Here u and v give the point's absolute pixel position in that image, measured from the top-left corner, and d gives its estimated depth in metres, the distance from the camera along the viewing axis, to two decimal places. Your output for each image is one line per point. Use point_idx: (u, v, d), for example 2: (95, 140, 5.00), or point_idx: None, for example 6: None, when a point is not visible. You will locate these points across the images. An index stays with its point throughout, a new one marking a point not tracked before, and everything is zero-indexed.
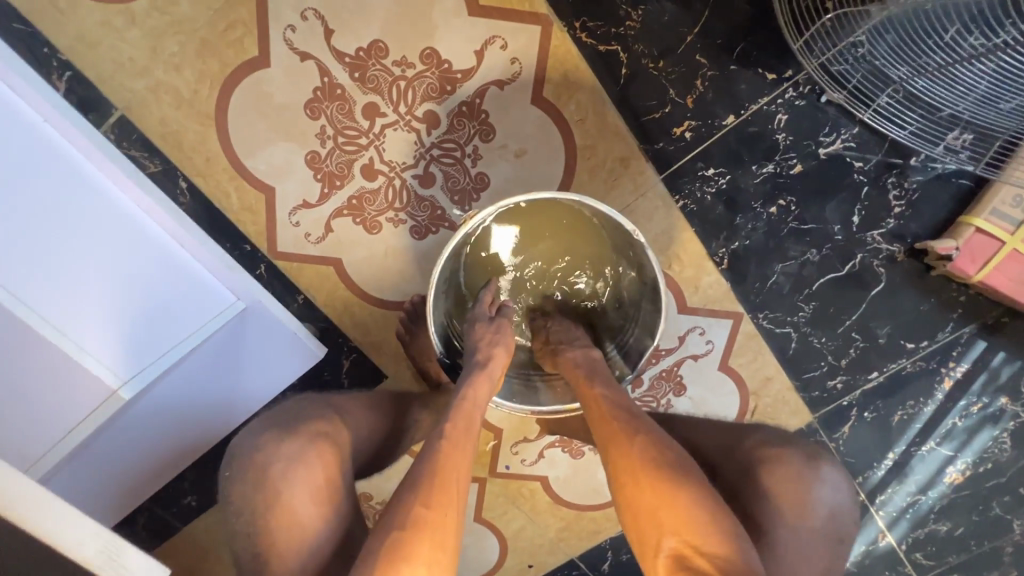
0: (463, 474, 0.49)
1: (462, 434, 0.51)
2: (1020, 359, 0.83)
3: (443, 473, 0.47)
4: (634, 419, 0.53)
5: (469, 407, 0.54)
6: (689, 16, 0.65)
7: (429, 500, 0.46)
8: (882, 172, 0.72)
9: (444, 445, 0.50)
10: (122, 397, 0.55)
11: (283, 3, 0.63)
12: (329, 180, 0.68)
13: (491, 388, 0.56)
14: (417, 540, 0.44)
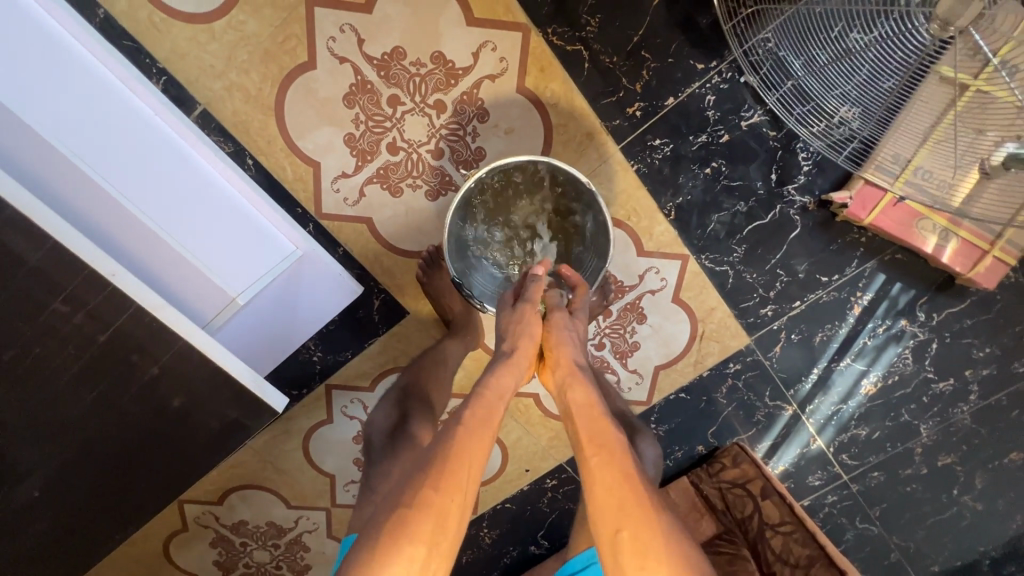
0: (473, 469, 0.58)
1: (478, 425, 0.62)
2: (914, 288, 1.04)
3: (452, 463, 0.57)
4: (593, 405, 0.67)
5: (490, 396, 0.65)
6: (638, 21, 0.85)
7: (439, 486, 0.55)
8: (790, 139, 0.92)
9: (461, 434, 0.60)
10: (239, 303, 0.80)
11: (325, 19, 0.82)
12: (362, 155, 0.88)
13: (513, 378, 0.69)
14: (421, 518, 0.53)
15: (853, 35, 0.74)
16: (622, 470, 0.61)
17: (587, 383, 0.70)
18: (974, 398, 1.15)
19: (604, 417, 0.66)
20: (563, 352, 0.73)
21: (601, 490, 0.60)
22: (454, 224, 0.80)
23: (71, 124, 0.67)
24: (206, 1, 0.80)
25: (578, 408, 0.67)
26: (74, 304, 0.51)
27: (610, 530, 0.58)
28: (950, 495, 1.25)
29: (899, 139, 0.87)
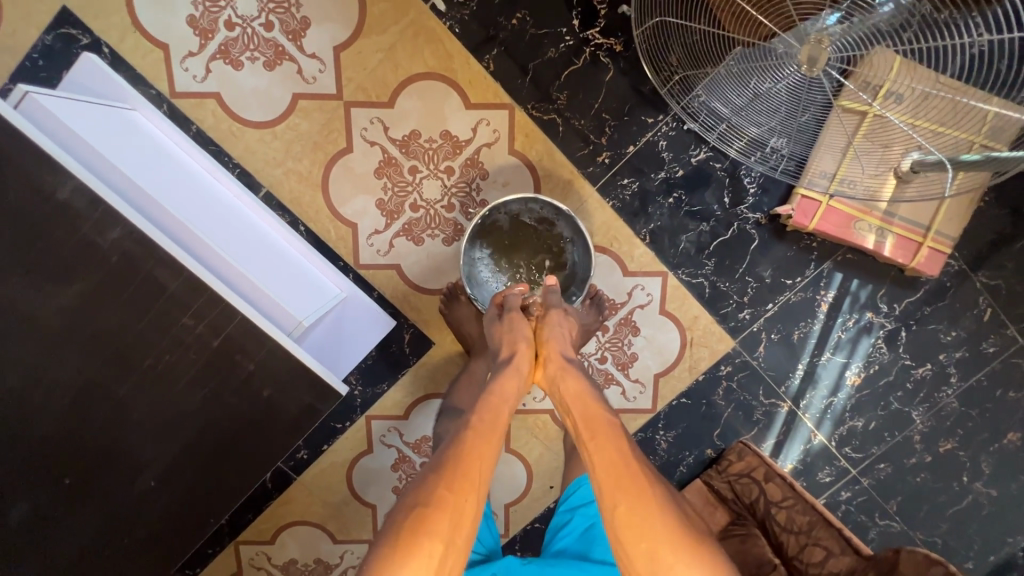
0: (481, 472, 0.68)
1: (488, 432, 0.71)
2: (871, 283, 1.19)
3: (465, 465, 0.67)
4: (584, 392, 0.80)
5: (495, 400, 0.76)
6: (598, 91, 1.08)
7: (455, 486, 0.65)
8: (735, 168, 1.12)
9: (471, 436, 0.70)
10: (304, 327, 0.87)
11: (359, 116, 1.06)
12: (390, 215, 1.10)
13: (515, 380, 0.81)
14: (440, 515, 0.62)
15: (760, 85, 0.92)
16: (614, 444, 0.71)
17: (576, 373, 0.82)
18: (956, 381, 1.25)
19: (593, 401, 0.78)
20: (555, 348, 0.86)
21: (598, 461, 0.70)
22: (469, 243, 1.01)
23: (180, 197, 0.87)
24: (270, 111, 1.05)
25: (570, 395, 0.80)
26: (197, 318, 0.69)
27: (609, 497, 0.67)
28: (959, 482, 1.30)
29: (824, 151, 1.04)
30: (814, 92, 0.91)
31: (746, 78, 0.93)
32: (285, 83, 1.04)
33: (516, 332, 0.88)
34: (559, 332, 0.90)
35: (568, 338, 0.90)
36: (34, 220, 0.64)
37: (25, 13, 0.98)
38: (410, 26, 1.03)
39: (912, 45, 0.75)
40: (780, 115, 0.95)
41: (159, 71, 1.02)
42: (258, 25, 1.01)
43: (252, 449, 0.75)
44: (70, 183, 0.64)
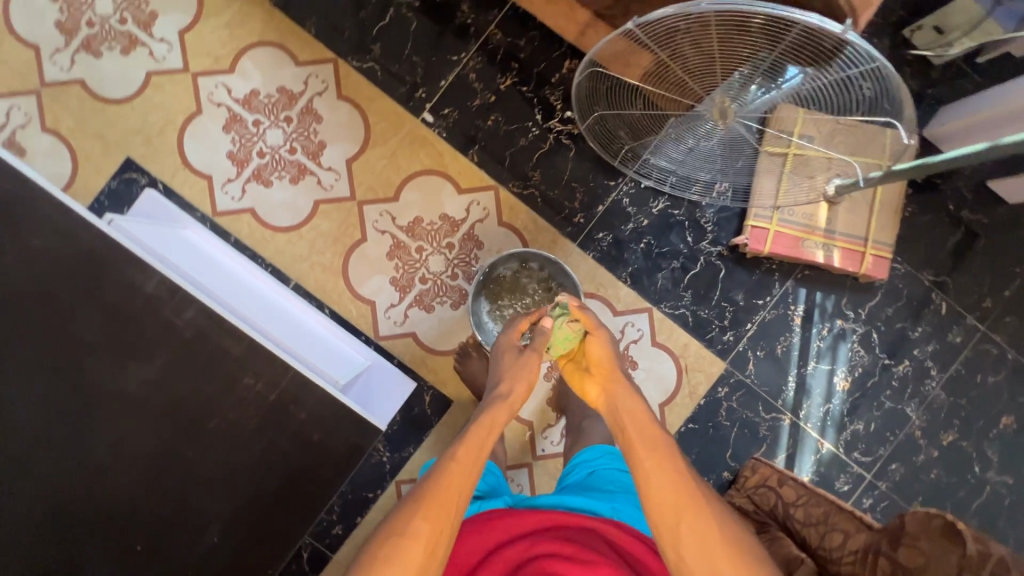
0: (461, 501, 0.69)
1: (466, 462, 0.72)
2: (833, 293, 1.34)
3: (442, 496, 0.68)
4: (643, 413, 0.80)
5: (483, 429, 0.77)
6: (564, 163, 1.29)
7: (429, 517, 0.66)
8: (692, 212, 1.31)
9: (453, 467, 0.71)
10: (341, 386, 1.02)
11: (370, 210, 1.27)
12: (403, 289, 1.27)
13: (507, 412, 0.82)
14: (413, 545, 0.64)
15: (691, 140, 1.13)
16: (675, 470, 0.72)
17: (637, 394, 0.83)
18: (936, 372, 1.35)
19: (653, 424, 0.78)
20: (610, 365, 0.88)
21: (662, 487, 0.71)
22: (475, 297, 1.18)
23: (217, 289, 1.01)
24: (296, 216, 1.25)
25: (630, 416, 0.79)
26: (256, 377, 0.82)
27: (674, 522, 0.68)
28: (971, 473, 1.35)
29: (763, 180, 1.24)
30: (743, 139, 1.12)
31: (678, 137, 1.14)
32: (307, 193, 1.25)
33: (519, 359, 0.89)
34: (606, 348, 0.90)
35: (616, 352, 0.91)
36: (127, 311, 0.80)
37: (96, 166, 1.22)
38: (406, 136, 1.27)
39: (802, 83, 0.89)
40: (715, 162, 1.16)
41: (204, 196, 1.23)
42: (284, 151, 1.25)
43: (304, 495, 0.83)
44: (155, 277, 0.81)
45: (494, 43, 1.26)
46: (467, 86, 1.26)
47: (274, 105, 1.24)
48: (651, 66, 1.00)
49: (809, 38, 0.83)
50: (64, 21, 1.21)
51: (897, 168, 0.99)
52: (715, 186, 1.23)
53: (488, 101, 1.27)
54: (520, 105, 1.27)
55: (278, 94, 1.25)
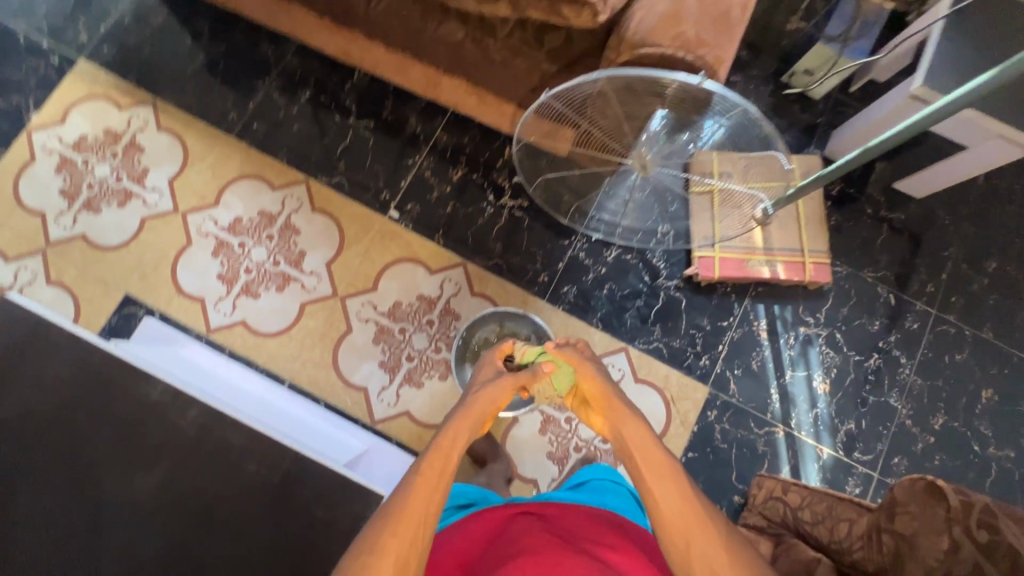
0: (433, 514, 0.63)
1: (435, 481, 0.64)
2: (789, 304, 1.44)
3: (411, 510, 0.62)
4: (645, 435, 0.73)
5: (453, 440, 0.70)
6: (521, 231, 1.43)
7: (398, 534, 0.61)
8: (643, 254, 1.45)
9: (418, 479, 0.64)
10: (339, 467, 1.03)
11: (353, 303, 1.37)
12: (392, 370, 1.34)
13: (471, 428, 0.75)
14: (382, 562, 0.59)
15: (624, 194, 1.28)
16: (683, 495, 0.66)
17: (638, 417, 0.76)
18: (906, 360, 1.42)
19: (658, 446, 0.71)
20: (606, 390, 0.81)
21: (670, 512, 0.66)
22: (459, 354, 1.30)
23: (212, 394, 1.08)
24: (284, 320, 1.35)
25: (632, 438, 0.73)
26: (260, 463, 0.87)
27: (683, 550, 0.64)
28: (970, 453, 1.38)
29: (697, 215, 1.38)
30: (670, 190, 1.27)
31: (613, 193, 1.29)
32: (293, 297, 1.37)
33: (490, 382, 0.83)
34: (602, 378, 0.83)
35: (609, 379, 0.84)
36: (135, 421, 0.86)
37: (97, 307, 1.33)
38: (377, 232, 1.41)
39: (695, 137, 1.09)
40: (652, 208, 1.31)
41: (198, 317, 1.34)
42: (269, 264, 1.38)
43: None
44: (161, 385, 0.89)
45: (442, 144, 1.46)
46: (424, 182, 1.44)
47: (257, 226, 1.40)
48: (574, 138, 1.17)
49: (689, 100, 1.00)
50: (67, 187, 1.39)
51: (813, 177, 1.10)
52: (657, 228, 1.37)
53: (444, 191, 1.44)
54: (473, 190, 1.44)
55: (259, 217, 1.40)
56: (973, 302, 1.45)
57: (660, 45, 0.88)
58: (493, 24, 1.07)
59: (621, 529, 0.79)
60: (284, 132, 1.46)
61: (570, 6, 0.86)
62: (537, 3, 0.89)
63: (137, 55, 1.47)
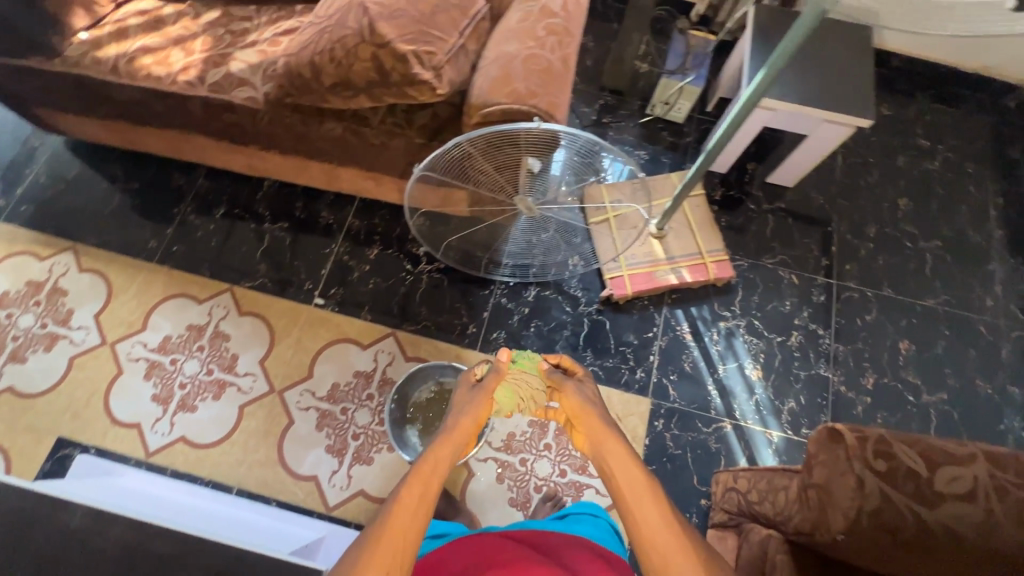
0: (417, 523, 0.67)
1: (415, 504, 0.68)
2: (704, 303, 1.53)
3: (398, 518, 0.66)
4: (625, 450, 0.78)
5: (434, 460, 0.76)
6: (442, 291, 1.51)
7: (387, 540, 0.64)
8: (560, 287, 1.53)
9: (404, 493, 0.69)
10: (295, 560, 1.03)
11: (292, 394, 1.39)
12: (339, 452, 1.34)
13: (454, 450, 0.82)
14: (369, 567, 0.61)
15: (519, 238, 1.35)
16: (658, 505, 0.69)
17: (617, 436, 0.81)
18: (824, 330, 1.51)
19: (635, 462, 0.75)
20: (590, 412, 0.88)
21: (644, 521, 0.68)
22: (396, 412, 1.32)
23: (153, 512, 1.07)
24: (224, 427, 1.35)
25: (611, 455, 0.78)
26: (192, 568, 0.86)
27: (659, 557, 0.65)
28: (907, 403, 1.44)
29: (599, 241, 1.49)
30: (574, 225, 1.33)
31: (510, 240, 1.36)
32: (231, 402, 1.38)
33: (467, 411, 0.90)
34: (582, 395, 0.91)
35: (595, 404, 0.91)
36: (54, 554, 0.84)
37: (30, 456, 1.31)
38: (306, 322, 1.46)
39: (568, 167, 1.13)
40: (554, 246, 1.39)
41: (136, 443, 1.33)
42: (202, 375, 1.40)
43: None
44: (79, 511, 0.88)
45: (355, 229, 1.56)
46: (344, 266, 1.52)
47: (187, 341, 1.43)
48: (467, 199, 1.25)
49: (541, 149, 1.09)
50: None
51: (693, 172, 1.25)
52: (566, 262, 1.46)
53: (364, 271, 1.52)
54: (391, 264, 1.53)
55: (188, 331, 1.44)
56: (866, 266, 1.58)
57: (497, 102, 1.01)
58: (365, 115, 1.20)
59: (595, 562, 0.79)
60: (204, 248, 1.54)
61: (413, 86, 0.98)
62: (387, 90, 1.02)
63: (54, 207, 1.56)
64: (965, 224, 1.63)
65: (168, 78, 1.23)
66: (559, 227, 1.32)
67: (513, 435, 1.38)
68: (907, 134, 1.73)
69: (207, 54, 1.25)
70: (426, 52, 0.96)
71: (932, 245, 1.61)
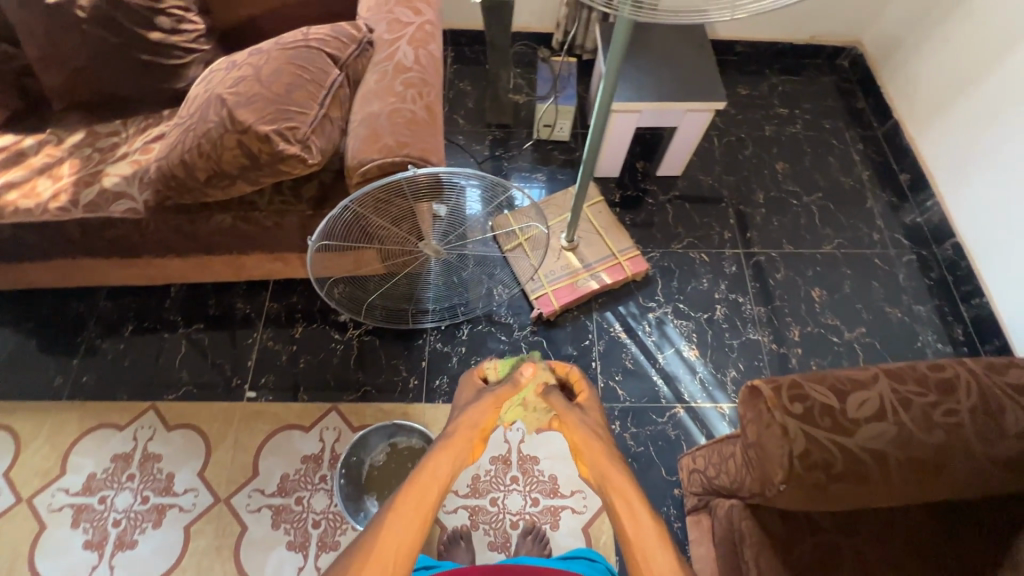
0: (418, 532, 0.68)
1: (416, 516, 0.69)
2: (630, 299, 1.59)
3: (402, 527, 0.67)
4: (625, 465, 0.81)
5: (436, 468, 0.76)
6: (375, 352, 1.49)
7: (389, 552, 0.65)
8: (491, 318, 1.55)
9: (407, 502, 0.70)
10: None
11: (239, 499, 1.31)
12: (302, 546, 1.27)
13: (457, 459, 0.80)
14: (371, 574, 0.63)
15: (434, 282, 1.37)
16: (651, 525, 0.73)
17: (617, 452, 0.84)
18: (743, 297, 1.60)
19: (632, 478, 0.79)
20: (592, 425, 0.90)
21: (635, 537, 0.72)
22: (348, 485, 1.28)
23: None
24: (171, 554, 1.26)
25: (612, 467, 0.81)
26: None
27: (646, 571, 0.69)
28: (834, 345, 1.53)
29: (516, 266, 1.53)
30: (488, 256, 1.38)
31: (425, 288, 1.37)
32: (174, 525, 1.29)
33: (472, 415, 0.88)
34: (588, 429, 0.88)
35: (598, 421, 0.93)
36: None
37: None
38: (241, 419, 1.40)
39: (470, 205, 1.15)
40: (471, 281, 1.41)
41: None
42: (137, 505, 1.30)
43: None
44: None
45: (275, 312, 1.53)
46: (270, 353, 1.48)
47: (114, 473, 1.34)
48: (374, 257, 1.26)
49: (432, 195, 1.10)
50: None
51: (581, 176, 1.30)
52: (491, 293, 1.47)
53: (291, 352, 1.48)
54: (318, 339, 1.50)
55: (114, 463, 1.35)
56: (764, 230, 1.70)
57: (372, 159, 1.04)
58: (252, 200, 1.20)
59: None
60: (117, 371, 1.45)
61: (284, 163, 1.00)
62: (262, 172, 1.04)
63: None
64: (837, 172, 1.80)
65: (38, 209, 1.19)
66: (468, 262, 1.36)
67: (477, 477, 1.35)
68: (766, 107, 1.91)
69: (76, 175, 1.23)
70: (288, 128, 0.99)
71: (815, 197, 1.75)
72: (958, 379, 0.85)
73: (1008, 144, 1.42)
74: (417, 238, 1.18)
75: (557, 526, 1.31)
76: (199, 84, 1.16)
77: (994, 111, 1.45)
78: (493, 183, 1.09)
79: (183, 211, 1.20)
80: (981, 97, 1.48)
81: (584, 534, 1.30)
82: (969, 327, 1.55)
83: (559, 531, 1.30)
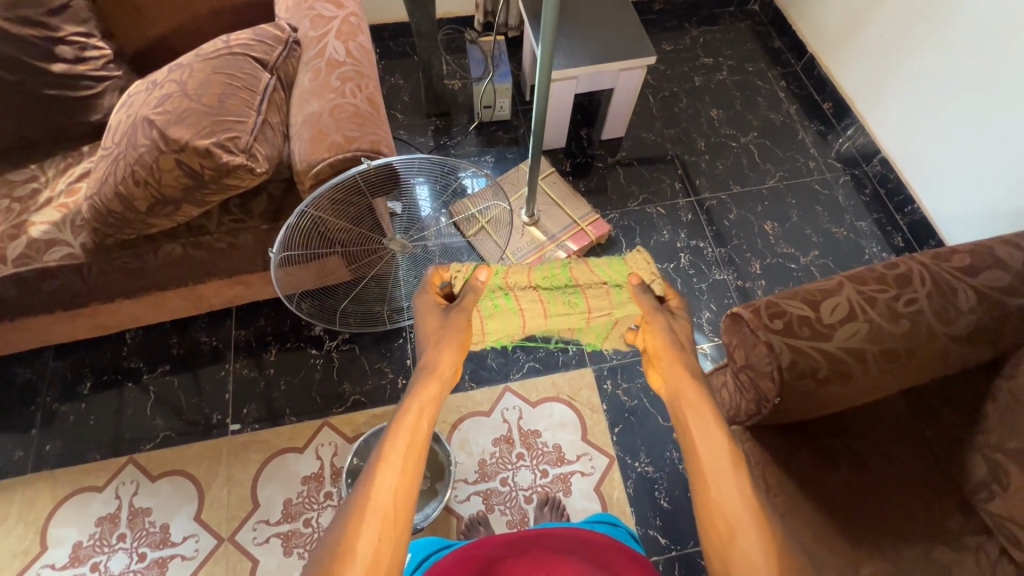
0: (413, 475, 0.65)
1: (408, 459, 0.65)
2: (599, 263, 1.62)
3: (400, 475, 0.64)
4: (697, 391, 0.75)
5: (422, 408, 0.71)
6: (358, 360, 1.46)
7: (386, 502, 0.63)
8: None
9: (399, 446, 0.66)
10: None
11: (244, 534, 1.26)
12: None
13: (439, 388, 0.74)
14: (372, 524, 0.61)
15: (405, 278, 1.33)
16: (722, 454, 0.69)
17: (693, 376, 0.76)
18: (703, 241, 1.66)
19: (704, 404, 0.73)
20: (669, 343, 0.79)
21: (705, 469, 0.68)
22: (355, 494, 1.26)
23: None
24: None
25: (687, 393, 0.75)
26: None
27: (711, 497, 0.67)
28: (792, 271, 1.62)
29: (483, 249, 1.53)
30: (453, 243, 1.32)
31: None
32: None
33: (454, 344, 0.78)
34: (672, 335, 0.80)
35: (682, 334, 0.81)
36: None
37: None
38: (230, 453, 1.34)
39: (424, 192, 1.15)
40: None
41: None
42: (134, 564, 1.23)
43: None
44: None
45: (244, 340, 1.47)
46: (247, 380, 1.42)
47: (103, 536, 1.26)
48: (338, 263, 1.23)
49: (387, 188, 1.08)
50: None
51: (533, 147, 1.31)
52: None
53: (269, 376, 1.43)
54: (295, 358, 1.45)
55: (99, 526, 1.27)
56: (711, 175, 1.77)
57: (322, 159, 1.01)
58: (200, 224, 1.14)
59: (625, 553, 0.80)
60: (83, 432, 1.36)
61: (230, 175, 0.95)
62: (207, 189, 0.99)
63: None
64: (767, 111, 1.89)
65: None
66: None
67: (484, 461, 1.36)
68: (692, 59, 1.97)
69: None
70: (228, 138, 0.94)
71: (751, 136, 1.84)
72: (911, 271, 0.92)
73: (916, 56, 1.53)
74: (380, 234, 1.15)
75: (571, 490, 1.33)
76: (119, 111, 1.09)
77: (897, 28, 1.56)
78: (445, 165, 1.09)
79: (127, 248, 1.13)
80: (885, 18, 1.59)
81: (597, 493, 1.33)
82: (907, 233, 1.67)
83: (574, 495, 1.32)
